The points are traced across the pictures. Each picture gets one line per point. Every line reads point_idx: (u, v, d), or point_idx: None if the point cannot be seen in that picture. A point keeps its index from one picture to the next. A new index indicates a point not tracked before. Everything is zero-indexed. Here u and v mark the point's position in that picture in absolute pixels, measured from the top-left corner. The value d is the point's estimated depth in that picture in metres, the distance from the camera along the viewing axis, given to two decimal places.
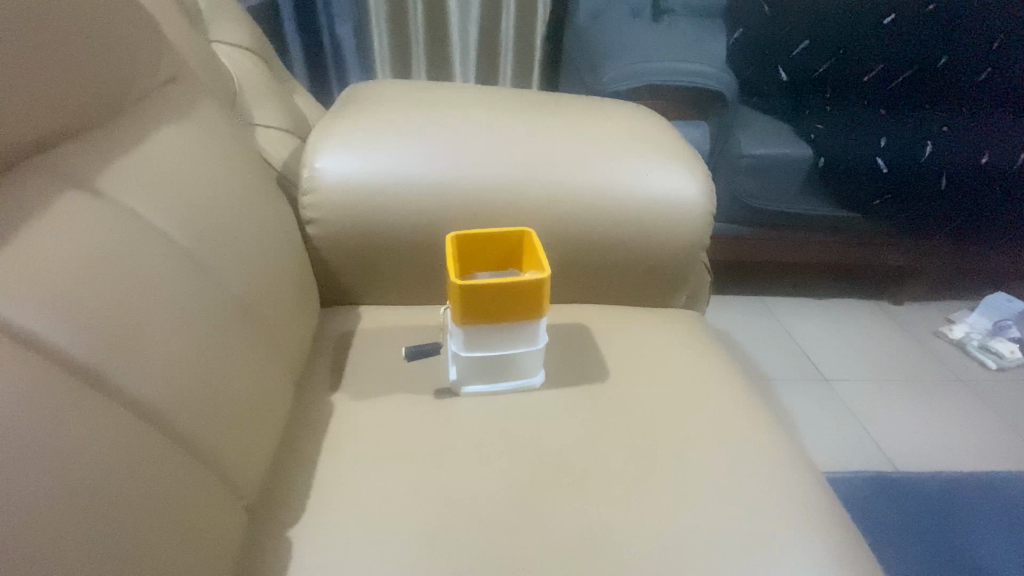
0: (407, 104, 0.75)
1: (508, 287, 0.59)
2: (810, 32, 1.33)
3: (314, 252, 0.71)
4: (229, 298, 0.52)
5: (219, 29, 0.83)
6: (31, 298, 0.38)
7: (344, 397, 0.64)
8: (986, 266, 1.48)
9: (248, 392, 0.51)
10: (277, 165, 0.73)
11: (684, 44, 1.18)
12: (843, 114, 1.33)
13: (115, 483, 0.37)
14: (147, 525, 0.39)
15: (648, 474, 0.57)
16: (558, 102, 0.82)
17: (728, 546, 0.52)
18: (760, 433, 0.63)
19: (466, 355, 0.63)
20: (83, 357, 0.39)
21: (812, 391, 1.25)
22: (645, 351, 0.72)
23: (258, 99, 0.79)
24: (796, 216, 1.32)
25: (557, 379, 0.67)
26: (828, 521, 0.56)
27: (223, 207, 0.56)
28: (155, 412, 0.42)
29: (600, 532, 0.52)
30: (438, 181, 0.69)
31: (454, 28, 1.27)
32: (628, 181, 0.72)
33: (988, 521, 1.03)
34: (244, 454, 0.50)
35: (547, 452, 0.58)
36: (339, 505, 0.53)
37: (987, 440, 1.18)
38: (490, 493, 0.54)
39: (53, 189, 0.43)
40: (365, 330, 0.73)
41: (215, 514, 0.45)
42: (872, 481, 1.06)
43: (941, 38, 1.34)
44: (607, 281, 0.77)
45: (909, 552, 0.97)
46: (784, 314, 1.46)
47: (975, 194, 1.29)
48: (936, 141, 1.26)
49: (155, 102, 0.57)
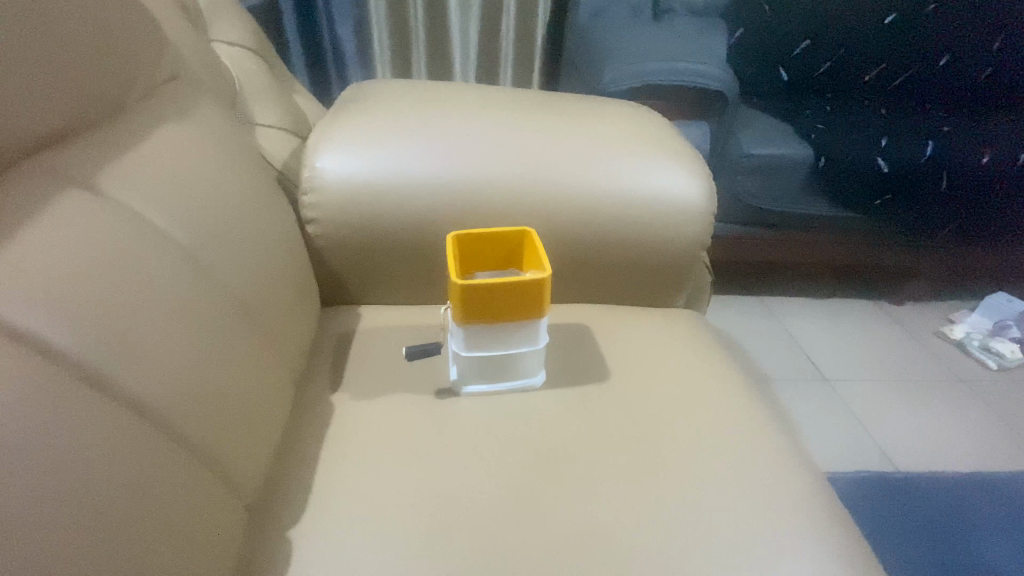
0: (408, 104, 0.75)
1: (509, 287, 0.59)
2: (811, 31, 1.33)
3: (315, 252, 0.71)
4: (230, 298, 0.52)
5: (219, 28, 0.83)
6: (32, 298, 0.37)
7: (344, 396, 0.64)
8: (986, 266, 1.48)
9: (249, 391, 0.51)
10: (277, 165, 0.73)
11: (687, 43, 1.16)
12: (843, 113, 1.33)
13: (116, 482, 0.37)
14: (148, 524, 0.38)
15: (649, 474, 0.57)
16: (559, 101, 0.81)
17: (728, 545, 0.52)
18: (761, 433, 0.63)
19: (467, 354, 0.63)
20: (83, 358, 0.39)
21: (812, 391, 1.24)
22: (646, 351, 0.72)
23: (259, 99, 0.79)
24: (797, 216, 1.31)
25: (558, 379, 0.67)
26: (829, 521, 0.56)
27: (224, 206, 0.56)
28: (156, 412, 0.42)
29: (601, 532, 0.52)
30: (439, 181, 0.69)
31: (454, 28, 1.27)
32: (629, 181, 0.72)
33: (989, 521, 1.03)
34: (245, 454, 0.49)
35: (549, 452, 0.58)
36: (339, 505, 0.53)
37: (988, 440, 1.18)
38: (491, 492, 0.54)
39: (53, 188, 0.43)
40: (366, 330, 0.73)
41: (216, 513, 0.45)
42: (872, 480, 1.06)
43: (942, 38, 1.34)
44: (608, 281, 0.77)
45: (910, 552, 0.97)
46: (784, 313, 1.46)
47: (977, 194, 1.29)
48: (937, 141, 1.26)
49: (155, 102, 0.57)
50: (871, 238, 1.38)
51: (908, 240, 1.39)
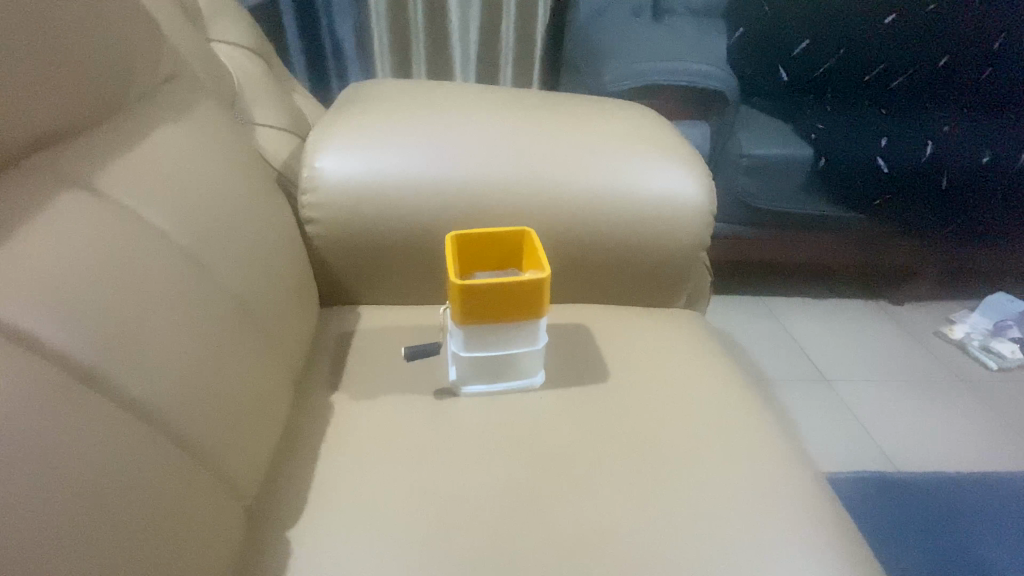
0: (408, 104, 0.75)
1: (508, 287, 0.59)
2: (811, 31, 1.33)
3: (314, 251, 0.71)
4: (229, 298, 0.52)
5: (219, 28, 0.82)
6: (32, 298, 0.37)
7: (344, 396, 0.64)
8: (987, 266, 1.48)
9: (248, 392, 0.51)
10: (277, 165, 0.73)
11: (687, 42, 1.16)
12: (844, 113, 1.33)
13: (116, 482, 0.37)
14: (148, 524, 0.38)
15: (648, 474, 0.57)
16: (559, 101, 0.81)
17: (727, 546, 0.52)
18: (761, 433, 0.63)
19: (466, 355, 0.63)
20: (82, 358, 0.39)
21: (811, 390, 1.24)
22: (645, 351, 0.71)
23: (258, 99, 0.79)
24: (797, 215, 1.31)
25: (558, 379, 0.67)
26: (829, 522, 0.56)
27: (223, 207, 0.56)
28: (155, 412, 0.42)
29: (600, 532, 0.52)
30: (439, 181, 0.69)
31: (454, 27, 1.27)
32: (629, 181, 0.72)
33: (989, 521, 1.03)
34: (244, 455, 0.49)
35: (548, 452, 0.58)
36: (338, 506, 0.53)
37: (988, 440, 1.18)
38: (489, 493, 0.54)
39: (52, 188, 0.43)
40: (365, 330, 0.73)
41: (215, 513, 0.45)
42: (872, 480, 1.06)
43: (942, 38, 1.34)
44: (608, 281, 0.77)
45: (910, 553, 0.97)
46: (784, 314, 1.46)
47: (977, 194, 1.29)
48: (938, 141, 1.25)
49: (154, 102, 0.57)
50: (871, 238, 1.38)
51: (908, 240, 1.39)
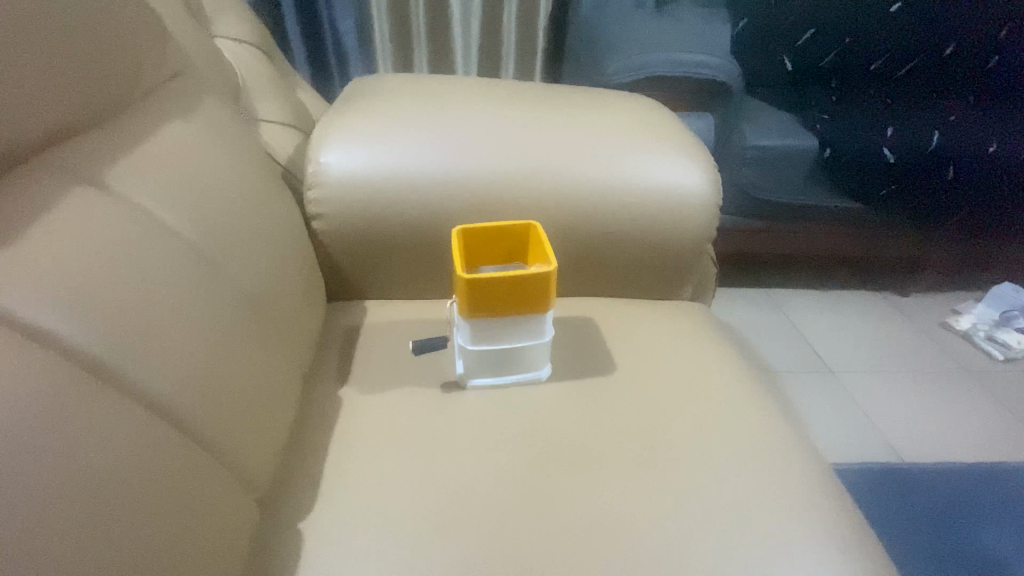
0: (413, 98, 0.75)
1: (515, 280, 0.59)
2: (814, 21, 1.34)
3: (321, 246, 0.71)
4: (237, 293, 0.53)
5: (222, 23, 0.83)
6: (44, 296, 0.38)
7: (352, 389, 0.64)
8: (992, 257, 1.48)
9: (256, 386, 0.51)
10: (281, 159, 0.73)
11: (691, 32, 1.15)
12: (847, 103, 1.32)
13: (128, 475, 0.38)
14: (160, 519, 0.39)
15: (656, 467, 0.57)
16: (564, 94, 0.81)
17: (732, 539, 0.52)
18: (767, 425, 0.63)
19: (473, 348, 0.63)
20: (96, 353, 0.39)
21: (817, 382, 1.24)
22: (651, 343, 0.72)
23: (262, 95, 0.79)
24: (800, 207, 1.32)
25: (566, 372, 0.67)
26: (836, 513, 0.56)
27: (230, 203, 0.56)
28: (167, 406, 0.42)
29: (606, 524, 0.52)
30: (444, 173, 0.69)
31: (456, 19, 1.26)
32: (634, 173, 0.72)
33: (997, 514, 1.03)
34: (254, 452, 0.50)
35: (555, 445, 0.58)
36: (349, 498, 0.53)
37: (993, 430, 1.17)
38: (498, 488, 0.54)
39: (58, 185, 0.43)
40: (373, 324, 0.73)
41: (226, 505, 0.45)
42: (879, 473, 1.06)
43: (949, 26, 1.33)
44: (613, 272, 0.77)
45: (916, 545, 0.97)
46: (790, 306, 1.46)
47: (983, 183, 1.27)
48: (944, 131, 1.25)
49: (161, 98, 0.57)
50: (874, 229, 1.39)
51: (911, 230, 1.39)
